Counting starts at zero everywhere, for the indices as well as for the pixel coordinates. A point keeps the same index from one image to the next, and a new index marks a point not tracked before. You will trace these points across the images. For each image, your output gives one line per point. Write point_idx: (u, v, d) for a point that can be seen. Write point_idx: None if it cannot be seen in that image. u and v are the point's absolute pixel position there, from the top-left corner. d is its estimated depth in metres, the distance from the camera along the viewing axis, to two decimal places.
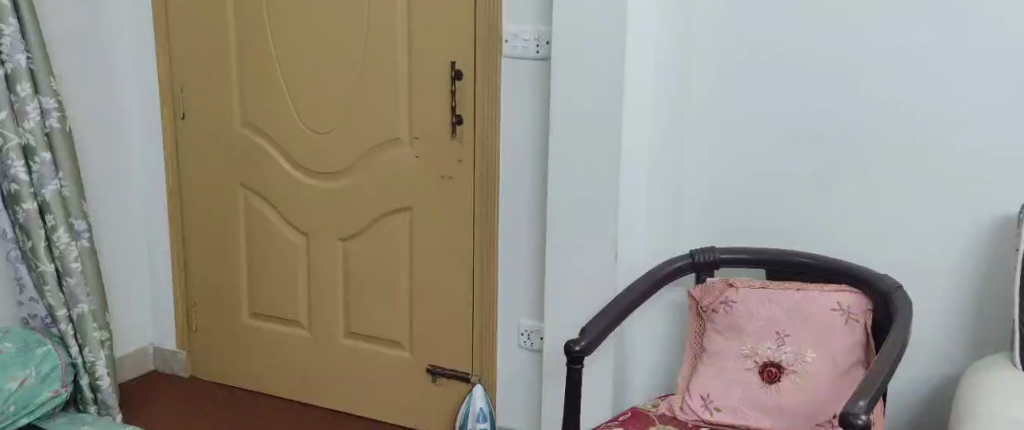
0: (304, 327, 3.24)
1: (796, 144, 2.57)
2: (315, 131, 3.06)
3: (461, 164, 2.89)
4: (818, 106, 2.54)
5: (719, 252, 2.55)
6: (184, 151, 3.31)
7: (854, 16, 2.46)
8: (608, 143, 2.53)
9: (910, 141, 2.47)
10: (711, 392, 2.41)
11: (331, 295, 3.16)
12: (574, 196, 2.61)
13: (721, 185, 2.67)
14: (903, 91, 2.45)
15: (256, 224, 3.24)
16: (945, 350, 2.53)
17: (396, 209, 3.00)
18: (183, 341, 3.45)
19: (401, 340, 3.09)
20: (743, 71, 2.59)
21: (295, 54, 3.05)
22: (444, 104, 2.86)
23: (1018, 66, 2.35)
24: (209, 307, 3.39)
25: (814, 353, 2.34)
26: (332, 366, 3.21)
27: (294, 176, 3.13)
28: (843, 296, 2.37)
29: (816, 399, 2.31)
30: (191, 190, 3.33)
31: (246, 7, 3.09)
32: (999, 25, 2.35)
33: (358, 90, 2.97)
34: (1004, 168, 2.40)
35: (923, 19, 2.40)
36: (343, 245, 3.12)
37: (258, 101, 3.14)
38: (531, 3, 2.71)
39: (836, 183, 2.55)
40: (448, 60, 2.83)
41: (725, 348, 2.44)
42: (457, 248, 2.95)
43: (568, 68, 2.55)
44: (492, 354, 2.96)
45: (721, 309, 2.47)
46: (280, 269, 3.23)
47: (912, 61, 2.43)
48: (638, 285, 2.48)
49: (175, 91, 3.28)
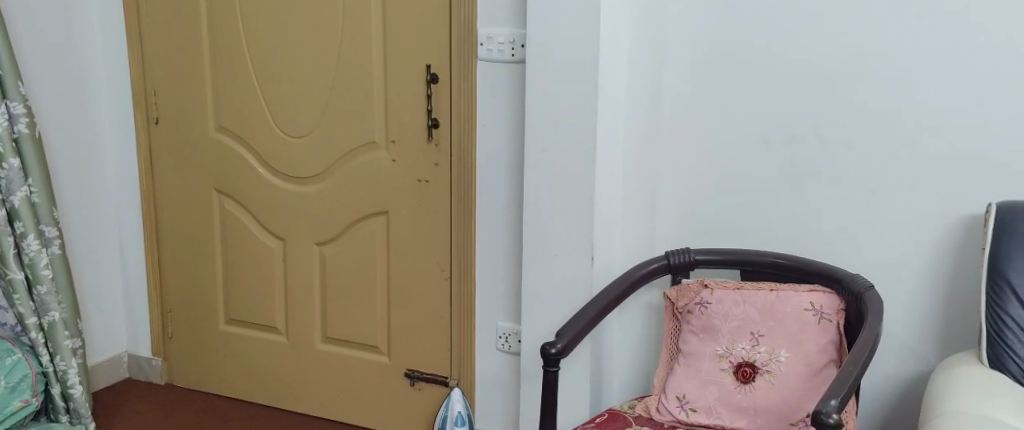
0: (280, 332, 3.23)
1: (769, 145, 2.59)
2: (291, 135, 3.06)
3: (436, 167, 2.89)
4: (790, 107, 2.55)
5: (694, 254, 2.56)
6: (157, 156, 3.30)
7: (823, 17, 2.48)
8: (582, 145, 2.54)
9: (881, 141, 2.49)
10: (686, 393, 2.41)
11: (309, 300, 3.15)
12: (550, 199, 2.62)
13: (695, 187, 2.69)
14: (873, 91, 2.47)
15: (232, 230, 3.23)
16: (919, 349, 2.54)
17: (372, 213, 3.00)
18: (158, 348, 3.43)
19: (380, 345, 3.09)
20: (716, 73, 2.61)
21: (270, 59, 3.04)
22: (420, 108, 2.86)
23: (985, 66, 2.37)
24: (185, 313, 3.38)
25: (787, 352, 2.35)
26: (309, 372, 3.19)
27: (269, 181, 3.13)
28: (815, 296, 2.39)
29: (789, 399, 2.32)
30: (165, 196, 3.32)
31: (219, 11, 3.08)
32: (965, 28, 2.37)
33: (333, 94, 2.97)
34: (972, 169, 2.42)
35: (890, 21, 2.43)
36: (320, 250, 3.11)
37: (232, 106, 3.13)
38: (504, 6, 2.72)
39: (808, 184, 2.57)
40: (423, 64, 2.83)
41: (700, 349, 2.45)
42: (434, 252, 2.95)
43: (542, 71, 2.56)
44: (470, 357, 2.96)
45: (695, 310, 2.48)
46: (256, 275, 3.22)
47: (881, 62, 2.45)
48: (614, 287, 2.49)
49: (148, 96, 3.26)
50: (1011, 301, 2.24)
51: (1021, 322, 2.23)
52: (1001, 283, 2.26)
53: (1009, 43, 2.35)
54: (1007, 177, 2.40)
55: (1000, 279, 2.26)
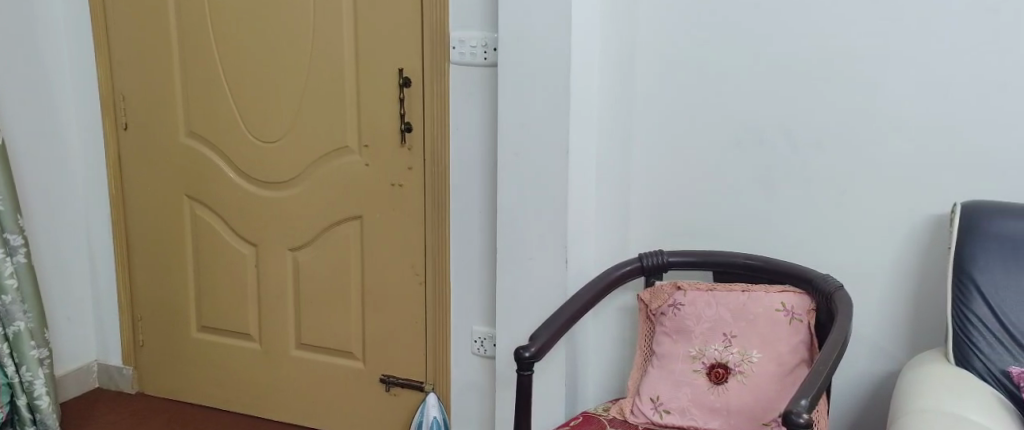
0: (254, 339, 3.20)
1: (740, 148, 2.60)
2: (263, 140, 3.04)
3: (410, 171, 2.88)
4: (761, 109, 2.56)
5: (667, 256, 2.57)
6: (127, 163, 3.27)
7: (791, 19, 2.49)
8: (554, 148, 2.54)
9: (850, 142, 2.50)
10: (660, 395, 2.41)
11: (282, 307, 3.13)
12: (523, 203, 2.61)
13: (668, 190, 2.69)
14: (841, 91, 2.49)
15: (204, 236, 3.20)
16: (889, 348, 2.55)
17: (346, 218, 2.99)
18: (129, 356, 3.39)
19: (354, 351, 3.07)
20: (687, 76, 2.62)
21: (240, 65, 3.02)
22: (393, 112, 2.86)
23: (952, 67, 2.39)
24: (157, 320, 3.35)
25: (759, 353, 2.36)
26: (284, 379, 3.18)
27: (241, 186, 3.10)
28: (786, 297, 2.40)
29: (761, 399, 2.33)
30: (135, 202, 3.29)
31: (187, 16, 3.06)
32: (931, 29, 2.39)
33: (305, 99, 2.96)
34: (939, 169, 2.44)
35: (857, 22, 2.44)
36: (293, 255, 3.09)
37: (203, 112, 3.11)
38: (475, 10, 2.71)
39: (780, 185, 2.58)
40: (396, 69, 2.83)
41: (673, 351, 2.45)
42: (408, 256, 2.94)
43: (513, 75, 2.56)
44: (445, 362, 2.95)
45: (668, 312, 2.49)
46: (229, 281, 3.19)
47: (849, 63, 2.47)
48: (587, 290, 2.48)
49: (117, 102, 3.23)
50: (976, 299, 2.26)
51: (985, 320, 2.24)
52: (966, 282, 2.27)
53: (974, 45, 2.37)
54: (973, 177, 2.42)
55: (965, 278, 2.28)
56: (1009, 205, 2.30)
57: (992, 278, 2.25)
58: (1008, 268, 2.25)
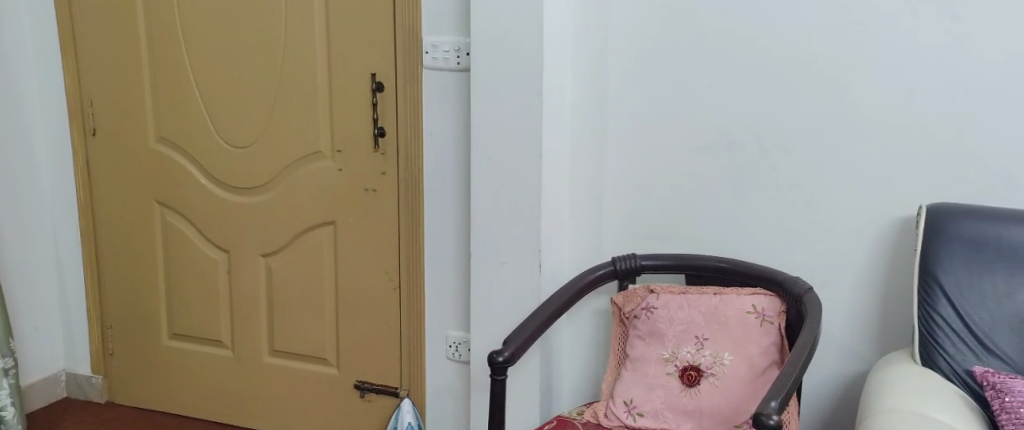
0: (226, 346, 3.18)
1: (711, 151, 2.60)
2: (234, 146, 3.02)
3: (383, 176, 2.87)
4: (731, 112, 2.57)
5: (640, 259, 2.57)
6: (95, 169, 3.24)
7: (760, 23, 2.51)
8: (526, 153, 2.54)
9: (820, 145, 2.51)
10: (633, 398, 2.41)
11: (254, 314, 3.12)
12: (495, 208, 2.61)
13: (640, 194, 2.69)
14: (810, 95, 2.50)
15: (174, 242, 3.18)
16: (860, 350, 2.57)
17: (319, 223, 2.98)
18: (98, 365, 3.36)
19: (329, 357, 3.06)
20: (657, 81, 2.62)
21: (211, 70, 3.00)
22: (366, 117, 2.85)
23: (919, 70, 2.41)
24: (126, 328, 3.32)
25: (731, 355, 2.37)
26: (257, 386, 3.15)
27: (213, 193, 3.09)
28: (757, 299, 2.41)
29: (733, 400, 2.34)
30: (104, 209, 3.26)
31: (157, 21, 3.05)
32: (897, 33, 2.41)
33: (277, 104, 2.94)
34: (906, 171, 2.46)
35: (827, 25, 2.46)
36: (266, 261, 3.07)
37: (173, 117, 3.09)
38: (447, 15, 2.71)
39: (751, 189, 2.59)
40: (369, 73, 2.82)
41: (646, 355, 2.45)
42: (382, 261, 2.93)
43: (484, 81, 2.55)
44: (420, 367, 2.94)
45: (641, 315, 2.48)
46: (201, 287, 3.17)
47: (818, 67, 2.48)
48: (561, 294, 2.48)
49: (84, 108, 3.21)
50: (940, 300, 2.27)
51: (950, 321, 2.26)
52: (930, 284, 2.29)
53: (941, 47, 2.39)
54: (941, 180, 2.44)
55: (930, 279, 2.29)
56: (973, 207, 2.32)
57: (957, 279, 2.27)
58: (971, 269, 2.27)
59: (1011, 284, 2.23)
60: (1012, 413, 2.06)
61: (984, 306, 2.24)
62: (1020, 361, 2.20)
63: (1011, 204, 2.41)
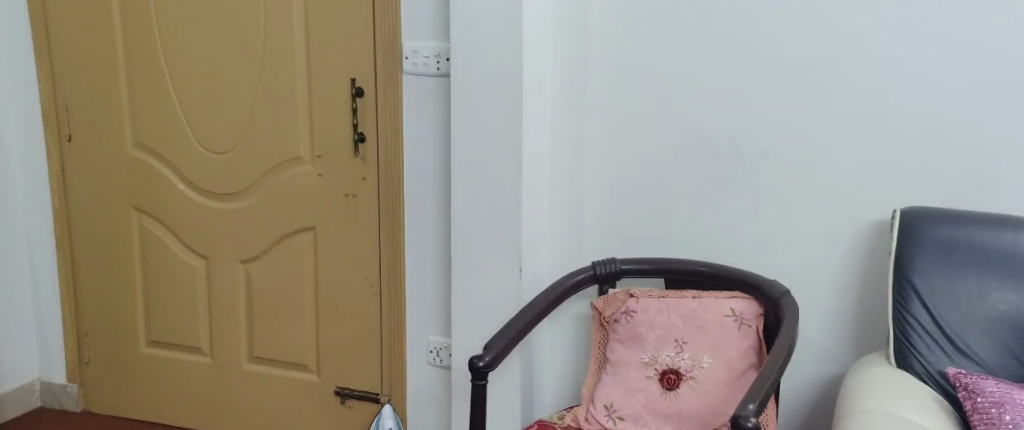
0: (205, 353, 3.17)
1: (689, 156, 2.62)
2: (213, 152, 3.01)
3: (364, 181, 2.87)
4: (709, 119, 2.58)
5: (620, 263, 2.57)
6: (71, 176, 3.23)
7: (738, 27, 2.52)
8: (506, 158, 2.54)
9: (798, 150, 2.53)
10: (614, 402, 2.42)
11: (233, 320, 3.10)
12: (475, 214, 2.61)
13: (620, 199, 2.70)
14: (788, 100, 2.51)
15: (152, 248, 3.17)
16: (837, 353, 2.58)
17: (299, 229, 2.97)
18: (74, 373, 3.34)
19: (309, 363, 3.05)
20: (636, 86, 2.63)
21: (189, 75, 3.00)
22: (346, 123, 2.85)
23: (895, 75, 2.43)
24: (102, 335, 3.30)
25: (710, 358, 2.38)
26: (236, 393, 3.14)
27: (191, 199, 3.07)
28: (736, 302, 2.42)
29: (712, 403, 2.35)
30: (79, 216, 3.25)
31: (133, 26, 3.04)
32: (873, 38, 2.43)
33: (255, 110, 2.94)
34: (883, 175, 2.48)
35: (803, 31, 2.48)
36: (245, 267, 3.06)
37: (150, 123, 3.08)
38: (426, 20, 2.72)
39: (729, 193, 2.60)
40: (349, 79, 2.82)
41: (627, 358, 2.45)
42: (363, 267, 2.92)
43: (463, 86, 2.55)
44: (401, 373, 2.94)
45: (622, 319, 2.49)
46: (179, 294, 3.16)
47: (796, 73, 2.50)
48: (541, 299, 2.48)
49: (60, 113, 3.19)
50: (914, 303, 2.29)
51: (924, 323, 2.28)
52: (905, 287, 2.31)
53: (916, 52, 2.41)
54: (917, 184, 2.46)
55: (905, 283, 2.31)
56: (947, 211, 2.34)
57: (930, 282, 2.29)
58: (944, 272, 2.28)
59: (983, 286, 2.25)
60: (984, 414, 2.07)
61: (957, 308, 2.26)
62: (991, 361, 2.22)
63: (985, 208, 2.43)
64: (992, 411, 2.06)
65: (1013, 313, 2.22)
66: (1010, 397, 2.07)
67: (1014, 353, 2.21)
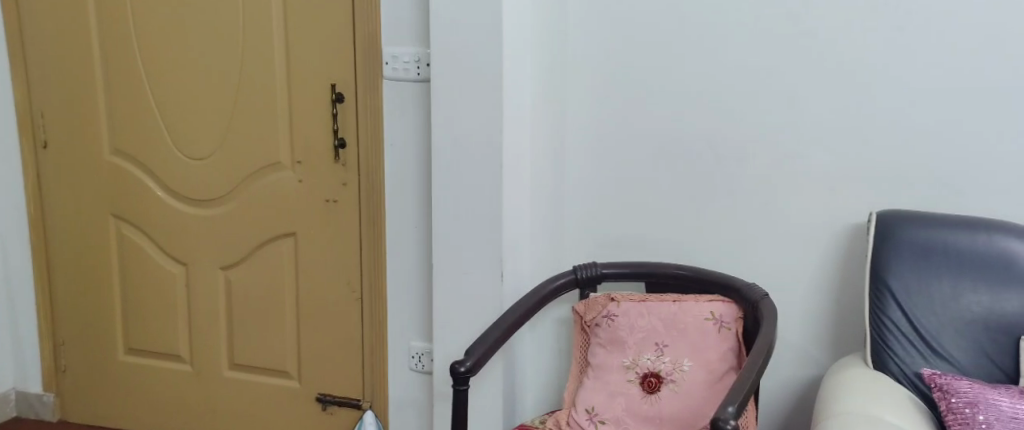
0: (185, 361, 3.15)
1: (669, 160, 2.62)
2: (192, 158, 3.00)
3: (344, 187, 2.87)
4: (688, 122, 2.59)
5: (601, 267, 2.58)
6: (47, 182, 3.20)
7: (717, 31, 2.53)
8: (487, 163, 2.54)
9: (776, 153, 2.54)
10: (595, 406, 2.42)
11: (214, 327, 3.09)
12: (456, 219, 2.61)
13: (601, 203, 2.71)
14: (766, 103, 2.53)
15: (130, 255, 3.15)
16: (817, 355, 2.60)
17: (279, 235, 2.96)
18: (51, 382, 3.31)
19: (290, 370, 3.04)
20: (617, 90, 2.64)
21: (167, 81, 2.99)
22: (326, 128, 2.85)
23: (872, 78, 2.45)
24: (80, 343, 3.27)
25: (690, 361, 2.39)
26: (217, 400, 3.13)
27: (170, 205, 3.06)
28: (715, 305, 2.43)
29: (692, 406, 2.36)
30: (56, 223, 3.22)
31: (110, 32, 3.02)
32: (850, 41, 2.45)
33: (234, 116, 2.93)
34: (861, 178, 2.49)
35: (780, 35, 2.49)
36: (225, 274, 3.05)
37: (128, 129, 3.06)
38: (406, 25, 2.72)
39: (709, 197, 2.61)
40: (328, 84, 2.82)
41: (608, 362, 2.46)
42: (344, 272, 2.92)
43: (443, 91, 2.55)
44: (383, 378, 2.93)
45: (603, 323, 2.49)
46: (159, 301, 3.14)
47: (774, 76, 2.51)
48: (522, 303, 2.48)
49: (35, 119, 3.16)
50: (890, 305, 2.31)
51: (900, 325, 2.30)
52: (881, 289, 2.32)
53: (891, 56, 2.43)
54: (894, 186, 2.48)
55: (881, 285, 2.33)
56: (923, 213, 2.36)
57: (905, 284, 2.30)
58: (919, 274, 2.30)
59: (957, 288, 2.27)
60: (958, 414, 2.09)
61: (932, 310, 2.28)
62: (966, 362, 2.24)
63: (960, 210, 2.45)
64: (966, 411, 2.08)
65: (986, 313, 2.24)
66: (983, 397, 2.08)
67: (987, 354, 2.23)
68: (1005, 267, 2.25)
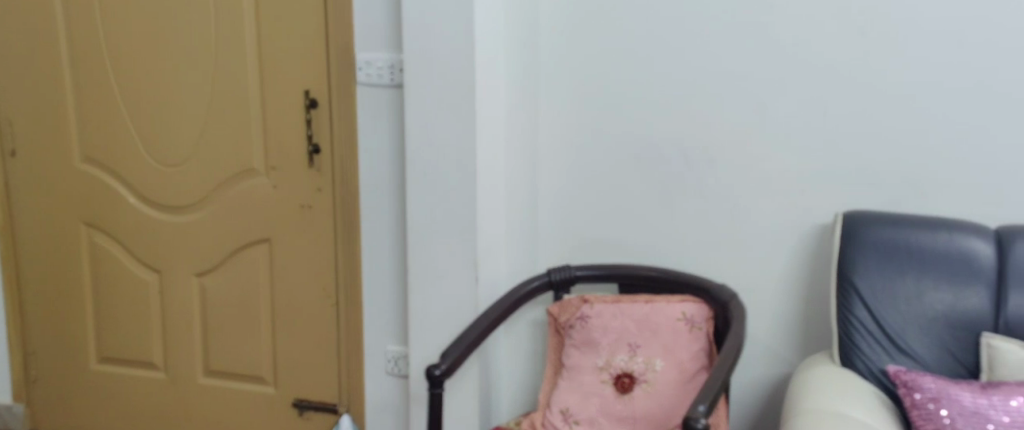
0: (159, 368, 3.16)
1: (640, 163, 2.66)
2: (165, 165, 3.01)
3: (319, 192, 2.88)
4: (659, 125, 2.63)
5: (574, 269, 2.60)
6: (17, 190, 3.19)
7: (687, 36, 2.57)
8: (461, 168, 2.56)
9: (746, 156, 2.58)
10: (570, 407, 2.45)
11: (188, 333, 3.10)
12: (431, 223, 2.63)
13: (574, 206, 2.74)
14: (734, 107, 2.57)
15: (102, 263, 3.15)
16: (786, 353, 2.64)
17: (254, 241, 2.97)
18: (20, 392, 3.29)
19: (265, 376, 3.05)
20: (588, 95, 2.67)
21: (140, 88, 2.99)
22: (300, 133, 2.86)
23: (838, 81, 2.49)
24: (50, 353, 3.27)
25: (662, 361, 2.43)
26: (191, 406, 3.13)
27: (143, 213, 3.06)
28: (687, 306, 2.46)
29: (664, 406, 2.39)
30: (26, 231, 3.21)
31: (80, 38, 3.02)
32: (816, 44, 2.49)
33: (208, 122, 2.94)
34: (828, 179, 2.54)
35: (749, 41, 2.53)
36: (199, 280, 3.06)
37: (99, 136, 3.06)
38: (380, 32, 2.74)
39: (680, 199, 2.65)
40: (302, 90, 2.83)
41: (581, 363, 2.49)
42: (319, 277, 2.93)
43: (416, 98, 2.58)
44: (359, 383, 2.96)
45: (576, 325, 2.52)
46: (132, 308, 3.14)
47: (743, 80, 2.55)
48: (496, 306, 2.51)
49: (4, 127, 3.16)
50: (857, 304, 2.35)
51: (866, 324, 2.34)
52: (847, 288, 2.37)
53: (855, 61, 2.48)
54: (860, 187, 2.53)
55: (847, 284, 2.37)
56: (887, 214, 2.41)
57: (871, 283, 2.35)
58: (884, 274, 2.35)
59: (921, 286, 2.32)
60: (922, 409, 2.14)
61: (897, 309, 2.32)
62: (930, 359, 2.29)
63: (924, 210, 2.50)
64: (929, 406, 2.13)
65: (949, 311, 2.29)
66: (946, 392, 2.13)
67: (951, 351, 2.28)
68: (967, 266, 2.30)
